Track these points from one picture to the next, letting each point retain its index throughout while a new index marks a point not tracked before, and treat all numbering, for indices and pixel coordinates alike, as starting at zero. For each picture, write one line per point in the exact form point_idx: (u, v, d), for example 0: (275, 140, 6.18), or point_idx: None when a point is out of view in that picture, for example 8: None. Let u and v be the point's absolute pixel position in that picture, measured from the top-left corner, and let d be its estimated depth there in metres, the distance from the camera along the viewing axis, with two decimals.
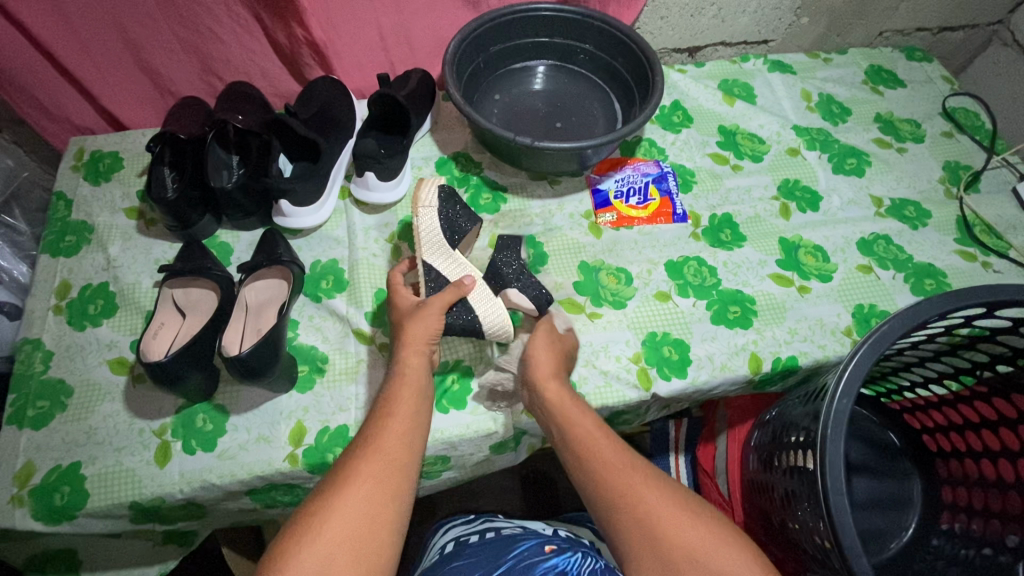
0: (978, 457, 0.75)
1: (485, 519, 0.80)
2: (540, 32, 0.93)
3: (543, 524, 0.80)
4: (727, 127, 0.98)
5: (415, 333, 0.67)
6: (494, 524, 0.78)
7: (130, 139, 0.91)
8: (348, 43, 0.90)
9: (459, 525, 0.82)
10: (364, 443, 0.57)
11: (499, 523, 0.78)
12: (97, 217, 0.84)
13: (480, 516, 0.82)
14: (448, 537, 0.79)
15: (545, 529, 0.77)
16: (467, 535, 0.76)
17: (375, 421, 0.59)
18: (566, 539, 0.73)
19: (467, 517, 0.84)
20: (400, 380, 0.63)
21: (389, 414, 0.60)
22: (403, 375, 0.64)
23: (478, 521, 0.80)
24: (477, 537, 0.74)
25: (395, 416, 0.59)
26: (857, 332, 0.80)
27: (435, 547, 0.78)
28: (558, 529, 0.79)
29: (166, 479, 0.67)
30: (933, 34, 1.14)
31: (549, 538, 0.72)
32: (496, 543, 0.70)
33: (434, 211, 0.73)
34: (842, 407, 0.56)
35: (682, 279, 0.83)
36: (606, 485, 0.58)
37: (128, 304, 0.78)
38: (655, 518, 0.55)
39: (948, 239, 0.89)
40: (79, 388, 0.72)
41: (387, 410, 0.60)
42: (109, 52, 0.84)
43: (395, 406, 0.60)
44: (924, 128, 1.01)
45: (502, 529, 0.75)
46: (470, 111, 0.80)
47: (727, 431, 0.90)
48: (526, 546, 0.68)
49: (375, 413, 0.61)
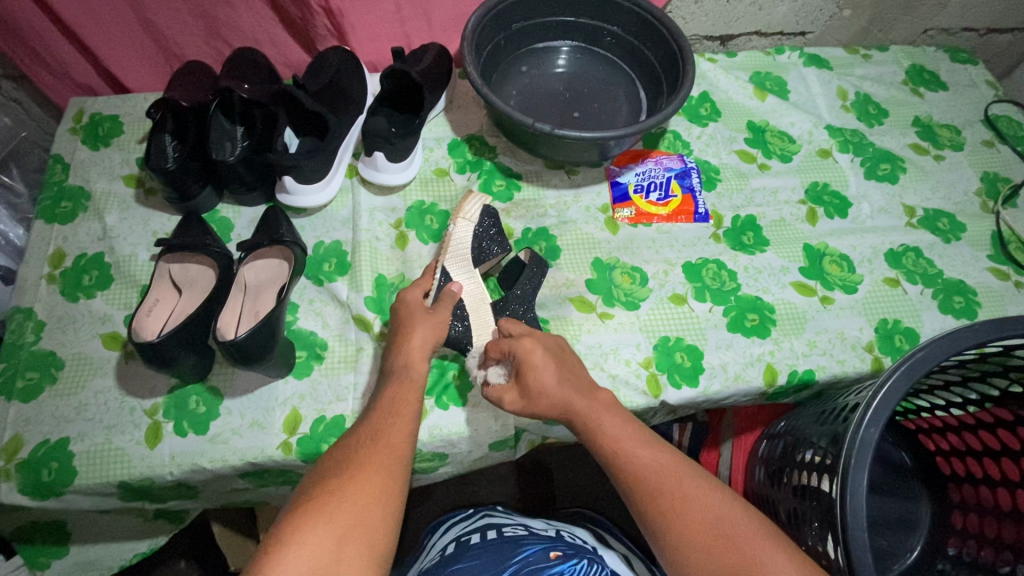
0: (994, 485, 0.71)
1: (484, 516, 0.80)
2: (565, 10, 0.88)
3: (544, 524, 0.79)
4: (756, 123, 0.93)
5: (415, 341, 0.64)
6: (494, 523, 0.76)
7: (132, 103, 0.87)
8: (363, 12, 0.85)
9: (457, 524, 0.81)
10: (364, 440, 0.55)
11: (500, 522, 0.77)
12: (95, 184, 0.81)
13: (479, 511, 0.82)
14: (448, 538, 0.77)
15: (549, 531, 0.76)
16: (468, 535, 0.74)
17: (383, 418, 0.57)
18: (570, 543, 0.71)
19: (466, 514, 0.83)
20: (399, 380, 0.62)
21: (398, 413, 0.58)
22: (401, 374, 0.62)
23: (477, 517, 0.79)
24: (480, 537, 0.72)
25: (402, 414, 0.58)
26: (879, 349, 0.76)
27: (435, 548, 0.76)
28: (560, 530, 0.77)
29: (156, 461, 0.65)
30: (979, 35, 1.07)
31: (553, 541, 0.70)
32: (501, 544, 0.69)
33: (469, 225, 0.76)
34: (867, 436, 0.54)
35: (699, 283, 0.79)
36: (651, 498, 0.55)
37: (123, 277, 0.75)
38: (695, 525, 0.53)
39: (981, 255, 0.85)
40: (70, 362, 0.70)
41: (387, 408, 0.58)
42: (111, 9, 0.79)
43: (401, 407, 0.59)
44: (963, 135, 0.96)
45: (504, 529, 0.74)
46: (487, 92, 0.75)
47: (732, 440, 0.87)
48: (530, 551, 0.66)
49: (377, 408, 0.59)
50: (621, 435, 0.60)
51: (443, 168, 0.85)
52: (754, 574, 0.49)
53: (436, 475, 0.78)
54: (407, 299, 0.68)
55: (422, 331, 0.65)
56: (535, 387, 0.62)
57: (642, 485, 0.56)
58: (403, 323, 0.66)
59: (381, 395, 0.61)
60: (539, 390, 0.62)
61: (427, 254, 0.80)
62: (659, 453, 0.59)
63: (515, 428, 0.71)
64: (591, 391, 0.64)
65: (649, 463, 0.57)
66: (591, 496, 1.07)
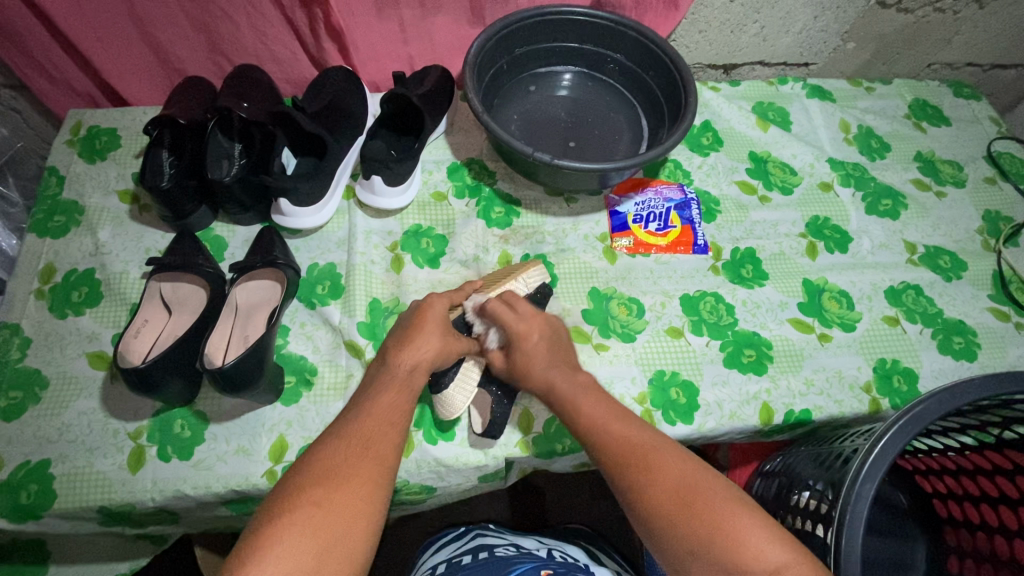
0: (991, 531, 0.70)
1: (476, 534, 0.78)
2: (569, 37, 0.87)
3: (535, 543, 0.77)
4: (758, 154, 0.93)
5: (416, 349, 0.62)
6: (486, 543, 0.75)
7: (130, 116, 0.87)
8: (366, 33, 0.85)
9: (448, 543, 0.79)
10: (354, 444, 0.53)
11: (491, 542, 0.75)
12: (89, 198, 0.80)
13: (470, 530, 0.80)
14: (439, 558, 0.75)
15: (539, 550, 0.74)
16: (459, 555, 0.72)
17: (362, 418, 0.56)
18: (562, 563, 0.69)
19: (456, 532, 0.81)
20: (392, 378, 0.61)
21: (375, 413, 0.57)
22: (389, 374, 0.61)
23: (468, 537, 0.78)
24: (471, 557, 0.71)
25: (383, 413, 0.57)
26: (876, 390, 0.75)
27: (427, 568, 0.74)
28: (551, 549, 0.75)
29: (138, 486, 0.64)
30: (983, 71, 1.07)
31: (544, 561, 0.69)
32: (490, 565, 0.67)
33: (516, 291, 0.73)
34: (864, 490, 0.53)
35: (696, 316, 0.78)
36: (622, 461, 0.56)
37: (113, 294, 0.74)
38: (662, 482, 0.53)
39: (982, 294, 0.84)
40: (55, 381, 0.68)
41: (376, 402, 0.58)
42: (113, 24, 0.79)
43: (383, 410, 0.57)
44: (966, 171, 0.96)
45: (496, 550, 0.72)
46: (488, 120, 0.74)
47: (727, 471, 0.86)
48: (521, 569, 0.65)
49: (360, 411, 0.57)
50: (601, 416, 0.60)
51: (442, 192, 0.85)
52: (716, 539, 0.49)
53: (425, 504, 0.76)
54: (435, 306, 0.66)
55: (429, 337, 0.63)
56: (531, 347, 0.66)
57: (615, 454, 0.56)
58: (412, 326, 0.64)
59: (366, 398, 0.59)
60: (529, 359, 0.65)
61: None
62: (632, 426, 0.59)
63: (504, 461, 0.70)
64: (574, 373, 0.65)
65: (625, 438, 0.57)
66: (582, 512, 1.06)
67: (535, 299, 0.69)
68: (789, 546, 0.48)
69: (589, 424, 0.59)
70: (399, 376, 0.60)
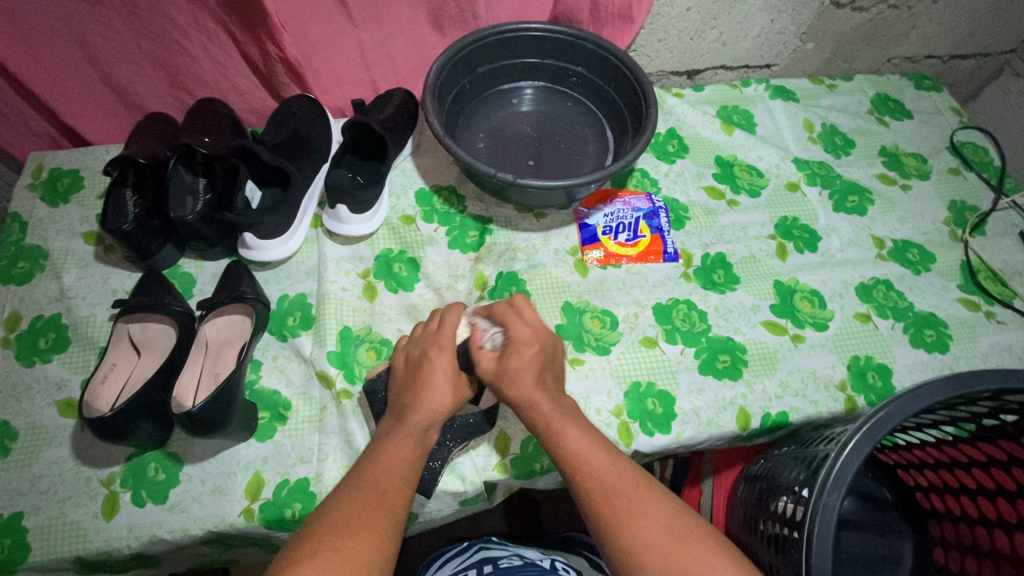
0: (972, 523, 0.70)
1: (479, 549, 0.77)
2: (529, 53, 0.88)
3: (539, 554, 0.76)
4: (724, 158, 0.94)
5: (432, 407, 0.62)
6: (489, 557, 0.73)
7: (92, 156, 0.86)
8: (327, 60, 0.85)
9: (450, 560, 0.78)
10: (367, 494, 0.54)
11: (494, 554, 0.74)
12: (53, 242, 0.79)
13: (474, 544, 0.79)
14: (443, 574, 0.74)
15: (542, 561, 0.73)
16: (462, 571, 0.71)
17: (372, 466, 0.57)
18: None
19: (460, 547, 0.80)
20: (404, 427, 0.61)
21: (388, 459, 0.58)
22: (404, 423, 0.61)
23: (471, 553, 0.76)
24: (475, 572, 0.69)
25: (397, 458, 0.58)
26: (851, 388, 0.76)
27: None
28: (555, 560, 0.74)
29: (113, 534, 0.63)
30: (943, 62, 1.09)
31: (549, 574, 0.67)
32: None
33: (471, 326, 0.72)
34: (830, 500, 0.53)
35: (669, 325, 0.78)
36: (605, 504, 0.55)
37: (81, 339, 0.73)
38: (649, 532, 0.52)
39: (951, 285, 0.85)
40: (24, 431, 0.67)
41: (388, 452, 0.58)
42: (69, 66, 0.79)
43: (397, 457, 0.58)
44: (930, 163, 0.97)
45: (500, 562, 0.71)
46: (449, 142, 0.74)
47: (713, 476, 0.87)
48: None
49: (373, 458, 0.58)
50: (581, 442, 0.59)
51: (410, 215, 0.84)
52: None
53: (416, 528, 0.74)
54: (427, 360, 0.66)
55: (442, 397, 0.64)
56: (515, 365, 0.64)
57: (598, 493, 0.55)
58: (422, 372, 0.65)
59: (379, 445, 0.60)
60: (515, 376, 0.64)
61: (406, 330, 0.77)
62: (615, 457, 0.59)
63: (484, 484, 0.69)
64: (558, 395, 0.64)
65: (611, 477, 0.56)
66: (575, 518, 1.06)
67: (514, 316, 0.69)
68: None
69: (566, 450, 0.59)
70: (414, 431, 0.60)
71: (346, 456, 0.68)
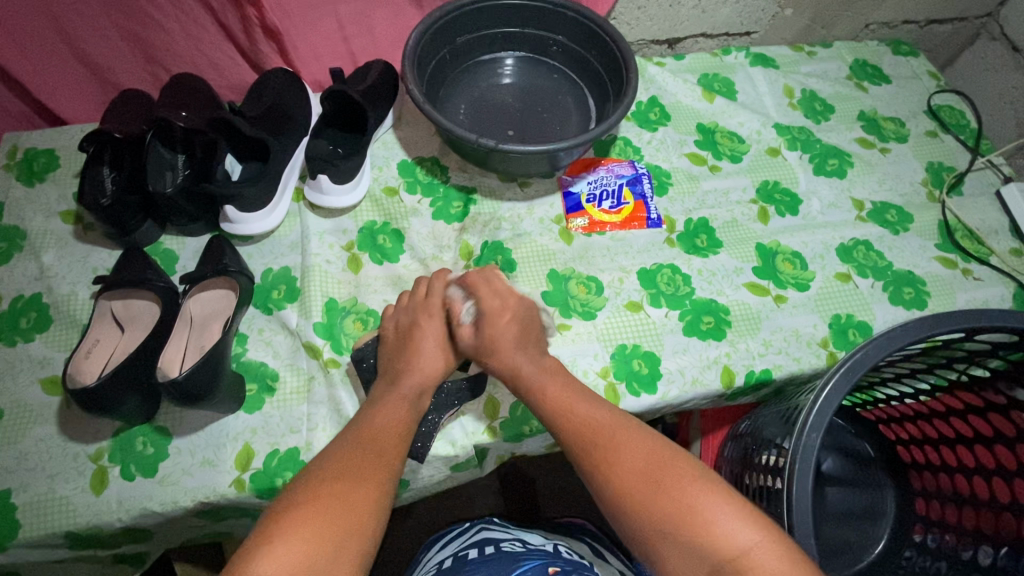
0: (952, 471, 0.72)
1: (480, 530, 0.77)
2: (509, 22, 0.87)
3: (541, 538, 0.75)
4: (706, 125, 0.94)
5: (421, 371, 0.64)
6: (491, 538, 0.73)
7: (68, 135, 0.85)
8: (304, 32, 0.84)
9: (452, 540, 0.78)
10: (362, 443, 0.56)
11: (497, 536, 0.74)
12: (31, 222, 0.78)
13: (475, 525, 0.79)
14: (444, 554, 0.74)
15: (545, 546, 0.71)
16: (464, 551, 0.71)
17: (365, 419, 0.59)
18: (569, 560, 0.66)
19: (461, 528, 0.80)
20: (395, 392, 0.62)
21: (381, 414, 0.60)
22: (394, 389, 0.62)
23: (472, 533, 0.76)
24: (477, 551, 0.69)
25: (389, 414, 0.60)
26: (833, 344, 0.77)
27: (432, 564, 0.73)
28: (558, 544, 0.73)
29: (103, 507, 0.63)
30: (920, 27, 1.09)
31: (551, 557, 0.65)
32: (496, 559, 0.65)
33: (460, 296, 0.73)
34: (810, 442, 0.55)
35: (654, 289, 0.79)
36: (587, 447, 0.56)
37: (63, 317, 0.73)
38: (630, 472, 0.53)
39: (929, 244, 0.87)
40: (9, 410, 0.67)
41: (382, 415, 0.59)
42: (38, 41, 0.77)
43: (389, 415, 0.60)
44: (908, 127, 0.98)
45: (501, 544, 0.71)
46: (430, 109, 0.74)
47: (701, 438, 0.88)
48: (527, 565, 0.62)
49: (366, 414, 0.60)
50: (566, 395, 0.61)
51: (393, 187, 0.84)
52: (691, 517, 0.49)
53: (408, 497, 0.75)
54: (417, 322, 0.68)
55: (433, 361, 0.66)
56: (497, 324, 0.67)
57: (581, 435, 0.57)
58: (413, 336, 0.67)
59: (371, 404, 0.61)
60: (495, 345, 0.66)
61: (392, 300, 0.77)
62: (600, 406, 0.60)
63: (473, 449, 0.70)
64: (541, 357, 0.66)
65: (594, 422, 0.58)
66: (574, 502, 1.04)
67: (486, 288, 0.69)
68: (755, 519, 0.49)
69: (554, 403, 0.61)
70: (404, 393, 0.62)
71: (335, 424, 0.69)
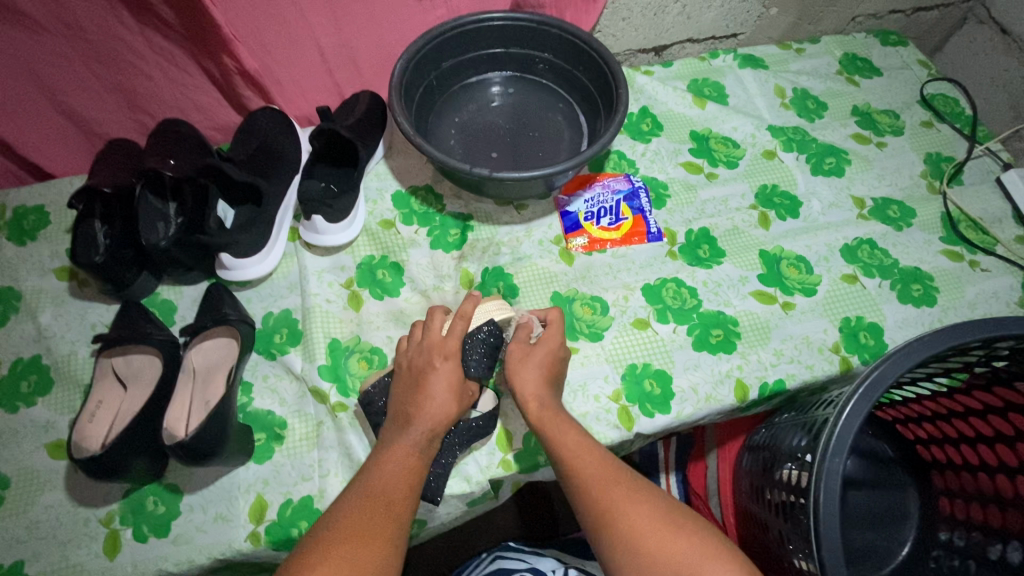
0: (974, 470, 0.71)
1: (495, 558, 0.76)
2: (494, 43, 0.86)
3: (554, 563, 0.74)
4: (699, 132, 0.93)
5: (434, 417, 0.61)
6: (505, 568, 0.72)
7: (57, 189, 0.84)
8: (287, 69, 0.83)
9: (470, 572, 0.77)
10: (365, 497, 0.55)
11: (511, 565, 0.72)
12: (25, 281, 0.77)
13: (490, 555, 0.78)
14: None
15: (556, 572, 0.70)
16: None
17: (370, 472, 0.58)
18: None
19: (478, 560, 0.79)
20: (406, 437, 0.60)
21: (384, 463, 0.58)
22: (403, 435, 0.60)
23: (488, 561, 0.75)
24: None
25: (392, 462, 0.58)
26: (845, 349, 0.76)
27: None
28: (571, 569, 0.72)
29: (118, 572, 0.62)
30: (906, 16, 1.09)
31: None
32: None
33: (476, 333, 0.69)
34: (833, 465, 0.54)
35: (660, 304, 0.78)
36: (595, 500, 0.56)
37: (64, 378, 0.72)
38: (637, 526, 0.54)
39: (934, 238, 0.86)
40: (17, 477, 0.66)
41: (388, 462, 0.58)
42: (20, 98, 0.76)
43: (398, 468, 0.58)
44: (903, 118, 0.97)
45: None
46: (421, 141, 0.72)
47: (717, 450, 0.87)
48: None
49: (366, 467, 0.59)
50: (578, 444, 0.60)
51: (389, 220, 0.83)
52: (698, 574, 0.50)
53: (424, 537, 0.74)
54: (441, 370, 0.64)
55: (444, 407, 0.62)
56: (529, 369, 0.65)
57: (588, 487, 0.57)
58: (424, 376, 0.64)
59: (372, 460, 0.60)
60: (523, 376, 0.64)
61: (395, 336, 0.76)
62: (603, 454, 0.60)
63: (489, 483, 0.69)
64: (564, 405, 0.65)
65: (598, 470, 0.58)
66: None
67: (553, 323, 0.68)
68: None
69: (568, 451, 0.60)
70: (417, 444, 0.60)
71: (347, 469, 0.68)
